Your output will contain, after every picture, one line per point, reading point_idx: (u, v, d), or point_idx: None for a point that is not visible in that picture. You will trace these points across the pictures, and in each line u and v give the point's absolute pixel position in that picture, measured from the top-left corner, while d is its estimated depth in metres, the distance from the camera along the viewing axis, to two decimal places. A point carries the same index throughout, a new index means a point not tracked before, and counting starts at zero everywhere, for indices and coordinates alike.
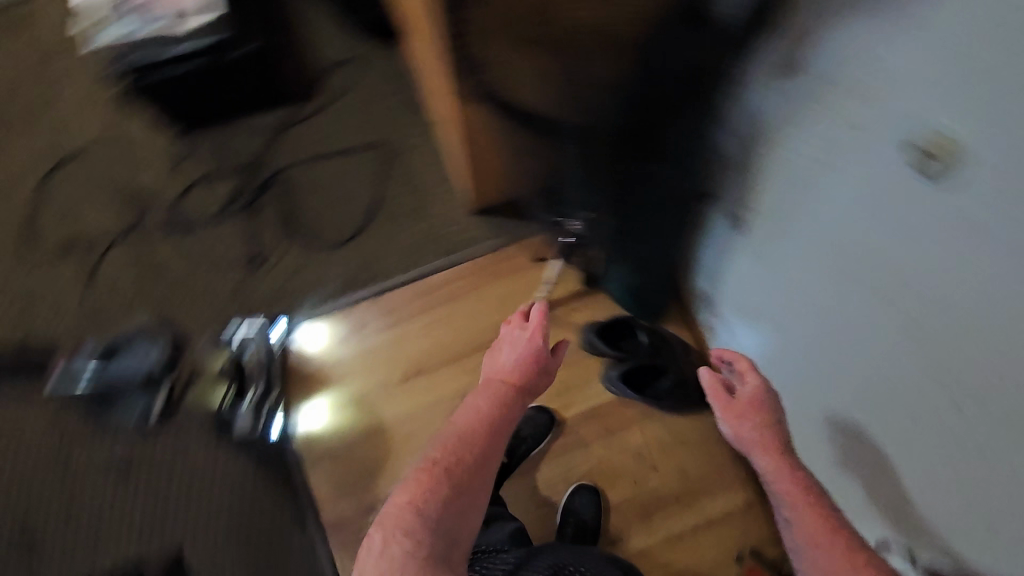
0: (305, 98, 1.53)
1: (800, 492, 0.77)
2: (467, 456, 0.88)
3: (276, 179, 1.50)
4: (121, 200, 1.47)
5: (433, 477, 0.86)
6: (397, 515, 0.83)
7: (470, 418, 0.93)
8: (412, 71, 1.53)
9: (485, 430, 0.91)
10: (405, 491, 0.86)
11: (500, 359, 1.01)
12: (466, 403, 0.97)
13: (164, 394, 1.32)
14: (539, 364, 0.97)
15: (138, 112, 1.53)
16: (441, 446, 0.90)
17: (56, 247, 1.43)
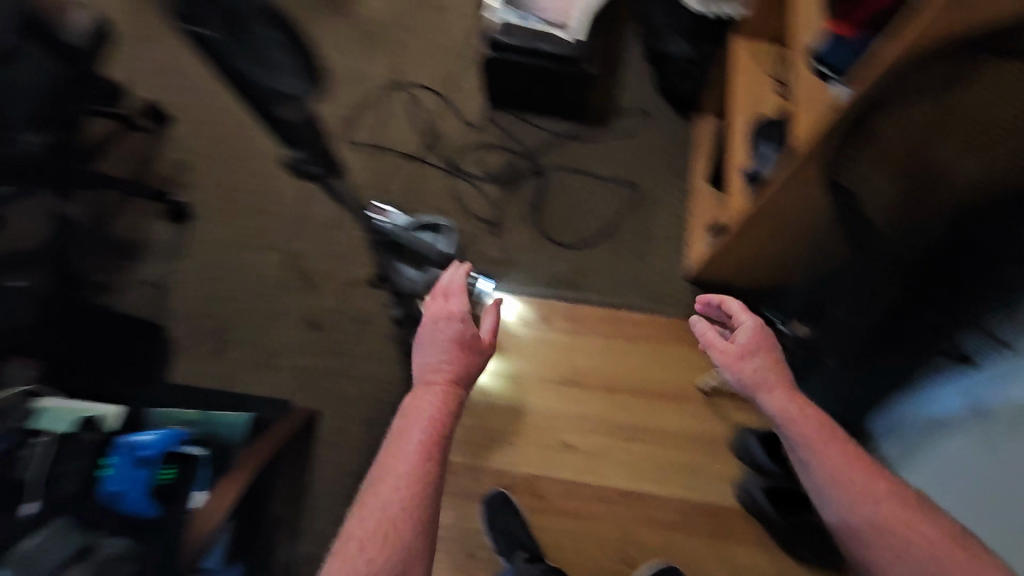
0: (595, 124, 1.71)
1: (816, 428, 0.89)
2: (392, 515, 0.78)
3: (540, 173, 1.68)
4: (419, 131, 1.73)
5: (353, 561, 0.75)
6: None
7: (399, 456, 0.82)
8: (694, 142, 1.68)
9: (418, 464, 0.82)
10: (344, 562, 0.75)
11: (427, 352, 0.93)
12: (392, 443, 0.85)
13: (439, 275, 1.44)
14: (469, 344, 0.93)
15: (464, 72, 1.80)
16: (374, 502, 0.79)
17: (360, 141, 1.73)
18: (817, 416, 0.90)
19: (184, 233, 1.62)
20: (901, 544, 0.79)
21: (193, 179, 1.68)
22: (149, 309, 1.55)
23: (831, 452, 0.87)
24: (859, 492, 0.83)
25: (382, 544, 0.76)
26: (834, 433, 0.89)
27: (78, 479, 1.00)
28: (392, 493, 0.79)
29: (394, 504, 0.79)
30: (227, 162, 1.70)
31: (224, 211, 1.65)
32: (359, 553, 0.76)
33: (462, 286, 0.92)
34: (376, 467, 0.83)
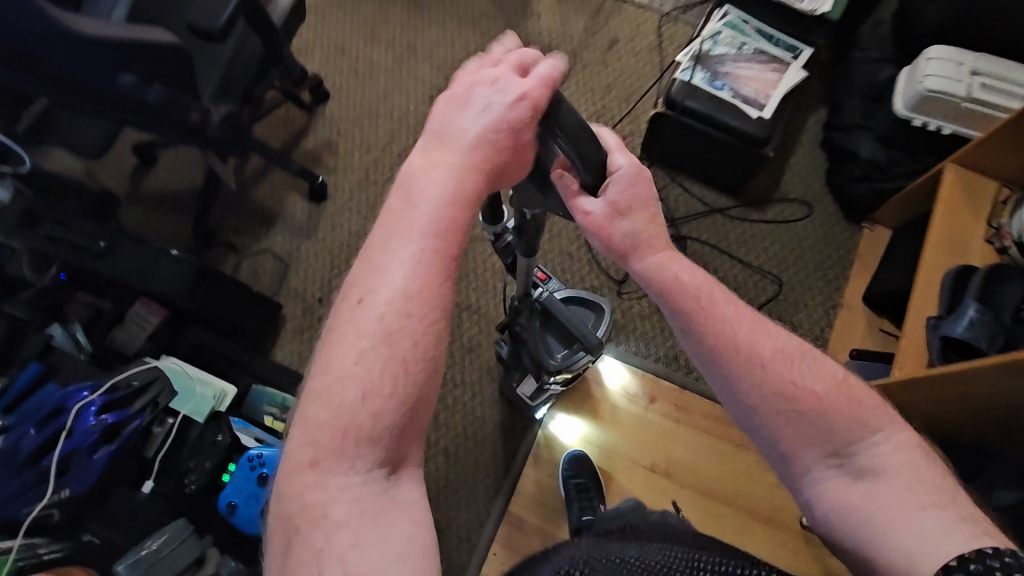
0: (752, 207, 1.61)
1: (692, 295, 0.72)
2: (402, 348, 0.55)
3: (681, 242, 1.58)
4: None
5: (355, 405, 0.53)
6: (333, 443, 0.53)
7: (398, 264, 0.57)
8: (854, 253, 1.56)
9: (428, 279, 0.57)
10: (326, 392, 0.54)
11: (463, 127, 0.61)
12: (386, 247, 0.58)
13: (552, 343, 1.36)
14: (521, 145, 0.62)
15: (623, 116, 1.72)
16: (367, 323, 0.55)
17: None
18: (701, 277, 0.73)
19: (317, 215, 1.64)
20: (801, 409, 0.67)
21: (336, 163, 1.69)
22: (270, 283, 1.58)
23: (722, 315, 0.71)
24: (757, 367, 0.69)
25: (389, 390, 0.54)
26: (711, 295, 0.72)
27: (203, 476, 1.07)
28: (389, 315, 0.55)
29: (401, 337, 0.55)
30: (372, 153, 1.70)
31: (359, 202, 1.65)
32: (350, 391, 0.53)
33: (540, 79, 0.61)
34: (366, 277, 0.58)
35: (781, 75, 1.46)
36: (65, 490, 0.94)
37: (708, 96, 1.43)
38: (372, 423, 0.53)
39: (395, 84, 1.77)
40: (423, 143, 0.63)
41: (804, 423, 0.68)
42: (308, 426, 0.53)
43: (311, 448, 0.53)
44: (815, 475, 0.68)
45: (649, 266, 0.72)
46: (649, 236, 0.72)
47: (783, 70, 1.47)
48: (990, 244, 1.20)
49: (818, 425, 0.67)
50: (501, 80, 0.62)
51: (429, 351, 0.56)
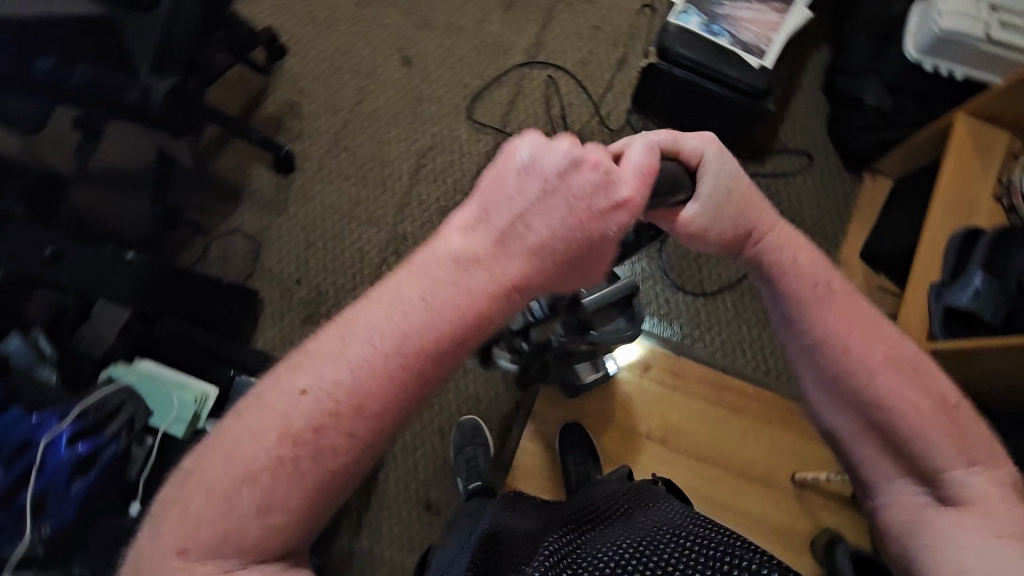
0: (750, 160, 1.53)
1: (811, 289, 0.69)
2: (329, 456, 0.47)
3: None
4: (551, 121, 1.56)
5: (241, 495, 0.46)
6: (206, 532, 0.45)
7: (360, 368, 0.47)
8: (852, 207, 1.50)
9: (388, 389, 0.47)
10: (219, 477, 0.46)
11: (524, 217, 0.48)
12: (375, 343, 0.48)
13: None
14: (585, 261, 0.49)
15: (612, 64, 1.59)
16: (298, 423, 0.47)
17: (485, 120, 1.56)
18: (821, 269, 0.71)
19: (286, 188, 1.53)
20: (884, 417, 0.65)
21: (302, 128, 1.55)
22: (243, 265, 1.49)
23: (832, 309, 0.68)
24: (836, 355, 0.67)
25: (291, 496, 0.46)
26: (828, 284, 0.70)
27: None
28: (326, 423, 0.47)
29: (332, 447, 0.47)
30: (340, 116, 1.56)
31: (330, 172, 1.53)
32: (245, 492, 0.46)
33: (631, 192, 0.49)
34: (326, 364, 0.48)
35: (782, 17, 1.33)
36: (45, 526, 0.92)
37: (703, 43, 1.30)
38: (263, 523, 0.46)
39: (360, 35, 1.60)
40: (461, 219, 0.50)
41: (883, 429, 0.66)
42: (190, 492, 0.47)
43: (183, 533, 0.46)
44: (883, 489, 0.67)
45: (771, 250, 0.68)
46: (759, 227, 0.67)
47: (785, 11, 1.34)
48: (998, 202, 1.15)
49: (895, 440, 0.65)
50: (598, 165, 0.48)
51: (352, 471, 0.48)
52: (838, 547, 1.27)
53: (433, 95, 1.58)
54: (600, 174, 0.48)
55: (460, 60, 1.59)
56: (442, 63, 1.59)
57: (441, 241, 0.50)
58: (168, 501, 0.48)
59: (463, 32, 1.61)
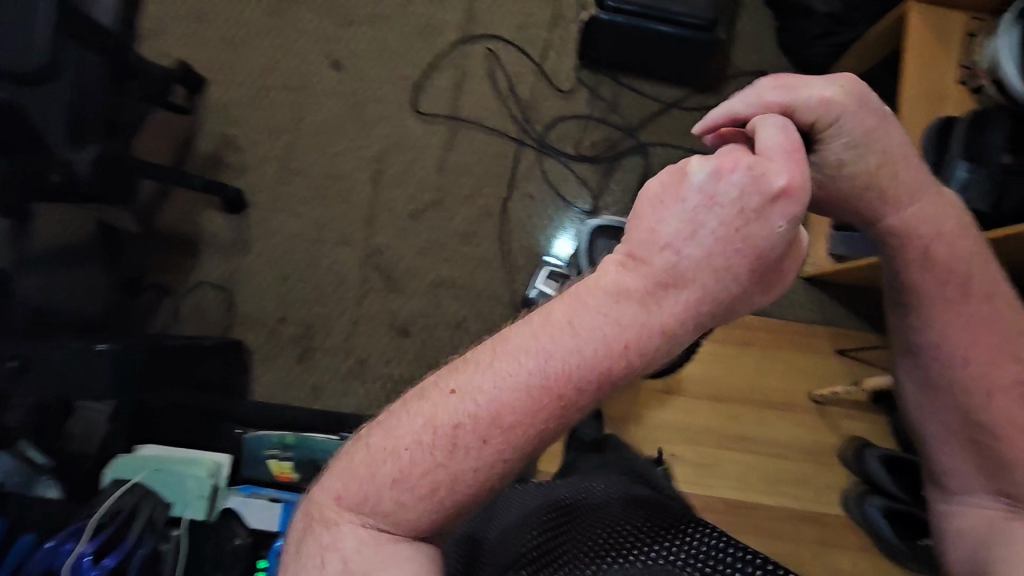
0: (709, 92, 1.49)
1: (945, 286, 0.67)
2: (476, 469, 0.45)
3: (646, 148, 1.47)
4: (502, 96, 1.49)
5: (391, 470, 0.46)
6: (354, 489, 0.47)
7: (505, 380, 0.45)
8: None
9: (528, 417, 0.45)
10: (371, 475, 0.46)
11: (677, 237, 0.45)
12: (530, 369, 0.45)
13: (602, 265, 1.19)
14: (740, 269, 0.46)
15: (550, 22, 1.51)
16: (442, 428, 0.46)
17: (433, 108, 1.48)
18: (966, 261, 0.67)
19: (243, 227, 1.44)
20: (988, 438, 0.69)
21: (244, 160, 1.46)
22: (220, 317, 1.41)
23: (969, 309, 0.68)
24: (953, 357, 0.68)
25: (432, 487, 0.45)
26: (967, 283, 0.68)
27: None
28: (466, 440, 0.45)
29: (479, 461, 0.45)
30: (282, 138, 1.46)
31: (286, 200, 1.45)
32: (389, 464, 0.46)
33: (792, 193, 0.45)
34: (466, 381, 0.46)
35: None
36: None
37: None
38: (403, 500, 0.46)
39: (281, 47, 1.49)
40: (615, 254, 0.48)
41: (979, 444, 0.70)
42: (344, 480, 0.48)
43: (342, 482, 0.48)
44: (959, 497, 0.72)
45: (899, 230, 0.65)
46: (884, 203, 0.63)
47: None
48: (965, 85, 1.14)
49: (988, 442, 0.69)
50: (742, 166, 0.45)
51: (488, 483, 0.46)
52: (867, 453, 1.29)
53: (373, 94, 1.48)
54: (746, 174, 0.45)
55: (392, 51, 1.50)
56: (374, 59, 1.50)
57: (596, 273, 0.48)
58: (320, 485, 0.50)
59: (389, 20, 1.51)
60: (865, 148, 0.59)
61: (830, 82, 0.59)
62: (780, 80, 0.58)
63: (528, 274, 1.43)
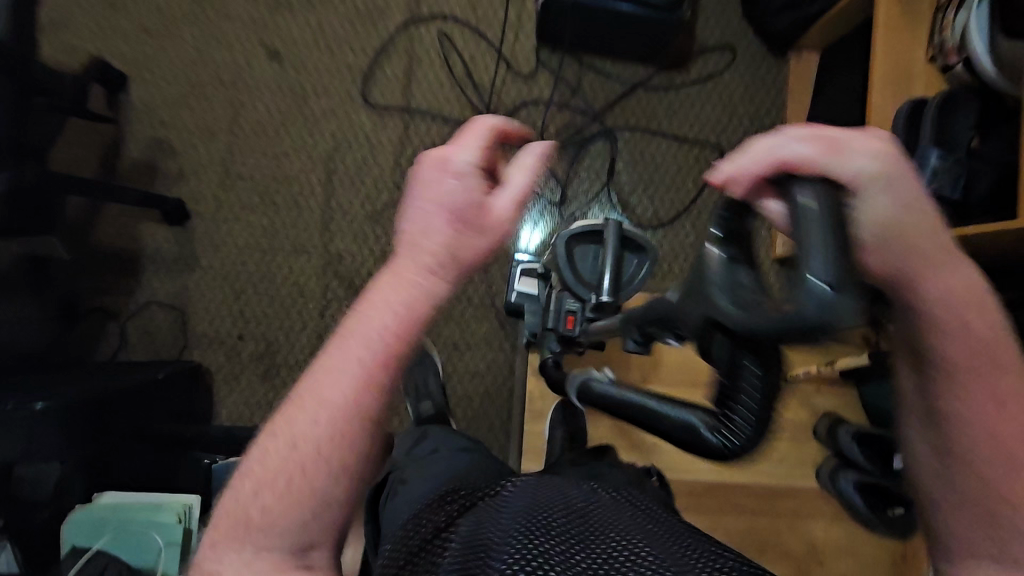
0: (674, 69, 1.43)
1: (972, 354, 0.50)
2: (314, 461, 0.47)
3: (612, 133, 1.41)
4: (458, 82, 1.39)
5: (249, 500, 0.48)
6: (231, 533, 0.48)
7: (316, 377, 0.49)
8: (786, 92, 1.45)
9: (344, 395, 0.48)
10: (242, 497, 0.48)
11: (430, 231, 0.49)
12: (328, 360, 0.49)
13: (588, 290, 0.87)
14: (474, 217, 0.49)
15: None
16: (285, 439, 0.48)
17: (385, 99, 1.38)
18: (996, 326, 0.51)
19: (187, 240, 1.34)
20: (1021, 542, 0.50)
21: (180, 166, 1.33)
22: (172, 339, 1.33)
23: (999, 381, 0.51)
24: (962, 387, 0.51)
25: (283, 489, 0.47)
26: (998, 358, 0.51)
27: None
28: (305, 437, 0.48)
29: (313, 454, 0.47)
30: (221, 141, 1.34)
31: (232, 208, 1.34)
32: (248, 486, 0.48)
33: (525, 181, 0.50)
34: (291, 397, 0.49)
35: None
36: None
37: None
38: (265, 519, 0.47)
39: (208, 36, 1.34)
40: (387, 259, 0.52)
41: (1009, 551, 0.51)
42: (216, 529, 0.48)
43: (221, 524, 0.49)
44: None
45: (933, 299, 0.49)
46: (921, 265, 0.48)
47: None
48: (932, 63, 1.11)
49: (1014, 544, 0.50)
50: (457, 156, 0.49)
51: (343, 469, 0.48)
52: (840, 431, 1.34)
53: (317, 86, 1.37)
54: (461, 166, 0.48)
55: (334, 36, 1.37)
56: (315, 46, 1.37)
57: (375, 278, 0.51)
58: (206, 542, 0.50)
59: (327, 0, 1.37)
60: (912, 204, 0.47)
61: (873, 136, 0.47)
62: (816, 130, 0.45)
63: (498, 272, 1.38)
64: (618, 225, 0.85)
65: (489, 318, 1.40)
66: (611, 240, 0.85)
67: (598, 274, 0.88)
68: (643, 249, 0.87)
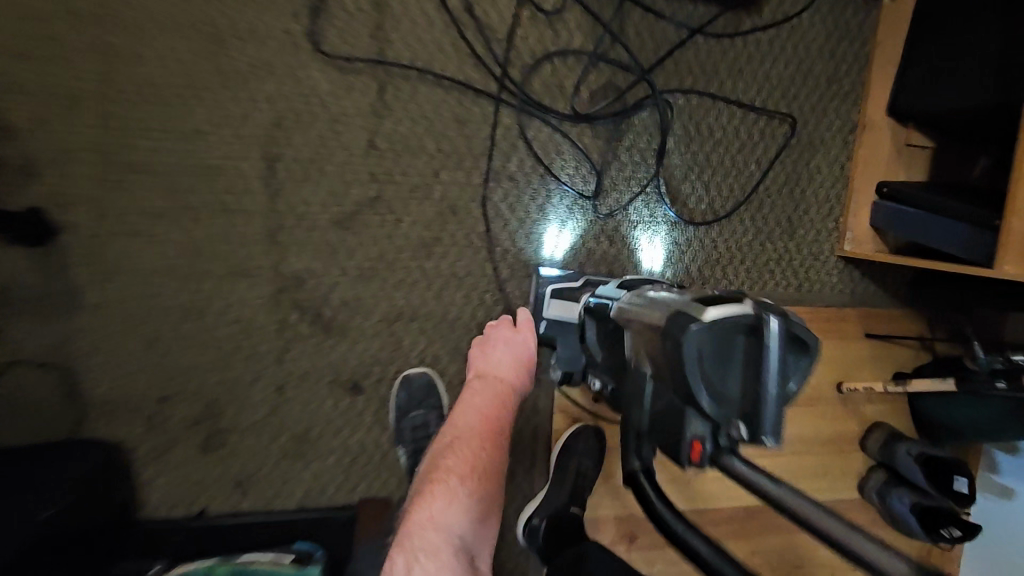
0: (739, 9, 1.07)
1: None
2: (484, 470, 0.81)
3: (662, 97, 1.05)
4: (453, 22, 0.97)
5: (451, 489, 0.77)
6: (428, 543, 0.73)
7: (469, 415, 0.86)
8: (870, 42, 1.14)
9: (487, 439, 0.83)
10: (427, 515, 0.75)
11: (493, 366, 0.93)
12: (468, 434, 0.83)
13: (723, 413, 0.59)
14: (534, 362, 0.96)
15: None
16: (464, 455, 0.81)
17: (349, 44, 0.93)
18: None
19: (60, 265, 0.90)
20: None
21: (30, 152, 0.86)
22: (60, 408, 0.93)
23: None
24: None
25: (470, 491, 0.78)
26: None
27: None
28: (444, 539, 0.74)
29: (485, 463, 0.81)
30: (92, 112, 0.87)
31: (123, 215, 0.90)
32: (440, 498, 0.76)
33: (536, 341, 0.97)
34: (448, 457, 0.81)
35: None
36: None
37: None
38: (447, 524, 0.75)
39: None
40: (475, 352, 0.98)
41: None
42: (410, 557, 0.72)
43: (426, 530, 0.74)
44: None
45: None
46: None
47: None
48: None
49: None
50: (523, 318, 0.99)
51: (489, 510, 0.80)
52: (900, 448, 1.20)
53: (240, 24, 0.90)
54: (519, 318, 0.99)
55: None
56: None
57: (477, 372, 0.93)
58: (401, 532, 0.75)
59: None
60: None
61: None
62: None
63: (517, 288, 1.05)
64: (780, 319, 0.56)
65: None
66: (772, 340, 0.56)
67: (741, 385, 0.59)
68: (807, 349, 0.58)
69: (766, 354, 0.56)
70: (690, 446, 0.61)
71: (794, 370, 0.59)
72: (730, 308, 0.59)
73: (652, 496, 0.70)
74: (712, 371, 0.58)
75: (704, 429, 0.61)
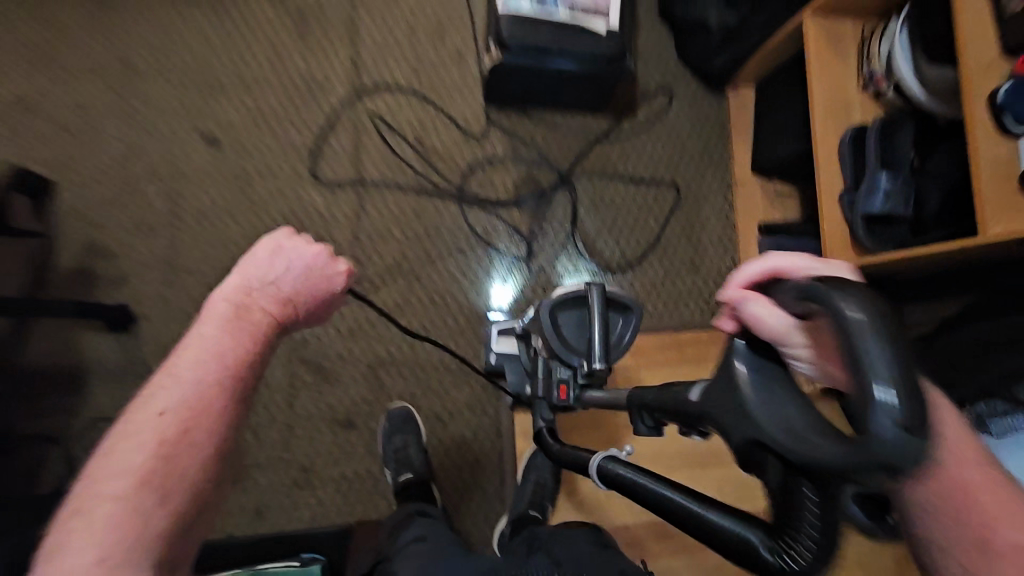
0: (623, 116, 1.45)
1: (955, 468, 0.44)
2: (189, 436, 0.59)
3: (570, 184, 1.41)
4: (408, 150, 1.36)
5: (145, 445, 0.57)
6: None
7: (201, 347, 0.65)
8: (730, 124, 1.48)
9: (187, 424, 0.60)
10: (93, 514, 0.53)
11: (264, 292, 0.73)
12: (178, 369, 0.63)
13: (576, 360, 0.87)
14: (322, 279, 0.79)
15: (444, 61, 1.39)
16: (151, 438, 0.58)
17: (335, 174, 1.33)
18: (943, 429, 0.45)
19: (133, 347, 1.23)
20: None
21: (119, 269, 1.23)
22: None
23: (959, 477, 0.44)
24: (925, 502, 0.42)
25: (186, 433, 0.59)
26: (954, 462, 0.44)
27: None
28: (139, 506, 0.54)
29: (203, 406, 0.61)
30: (162, 236, 1.26)
31: (179, 304, 1.25)
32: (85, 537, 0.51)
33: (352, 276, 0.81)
34: (118, 453, 0.56)
35: None
36: None
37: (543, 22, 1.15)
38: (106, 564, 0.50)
39: (138, 131, 1.27)
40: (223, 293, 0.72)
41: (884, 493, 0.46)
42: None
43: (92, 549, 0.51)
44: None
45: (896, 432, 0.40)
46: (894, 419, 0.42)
47: None
48: (866, 91, 1.16)
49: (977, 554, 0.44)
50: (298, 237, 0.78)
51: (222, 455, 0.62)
52: None
53: (261, 168, 1.30)
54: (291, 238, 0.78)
55: (273, 116, 1.32)
56: (255, 128, 1.31)
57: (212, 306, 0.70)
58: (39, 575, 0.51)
59: (261, 81, 1.32)
60: None
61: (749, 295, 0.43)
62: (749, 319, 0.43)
63: (474, 334, 1.34)
64: (598, 287, 0.86)
65: (467, 384, 1.33)
66: (594, 300, 0.85)
67: (586, 338, 0.88)
68: (627, 307, 0.88)
69: (593, 310, 0.85)
70: (558, 387, 0.89)
71: (619, 323, 0.89)
72: (570, 287, 0.88)
73: (546, 436, 0.95)
74: (562, 332, 0.87)
75: (568, 375, 0.89)
